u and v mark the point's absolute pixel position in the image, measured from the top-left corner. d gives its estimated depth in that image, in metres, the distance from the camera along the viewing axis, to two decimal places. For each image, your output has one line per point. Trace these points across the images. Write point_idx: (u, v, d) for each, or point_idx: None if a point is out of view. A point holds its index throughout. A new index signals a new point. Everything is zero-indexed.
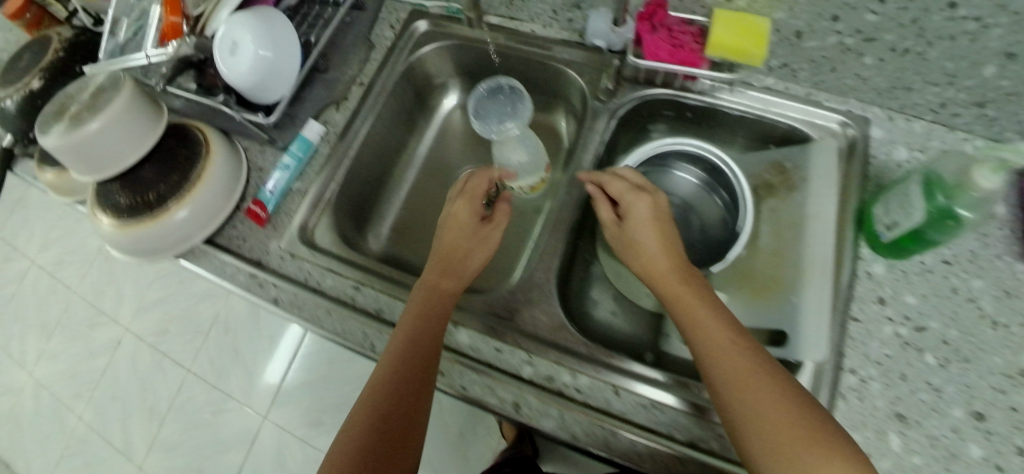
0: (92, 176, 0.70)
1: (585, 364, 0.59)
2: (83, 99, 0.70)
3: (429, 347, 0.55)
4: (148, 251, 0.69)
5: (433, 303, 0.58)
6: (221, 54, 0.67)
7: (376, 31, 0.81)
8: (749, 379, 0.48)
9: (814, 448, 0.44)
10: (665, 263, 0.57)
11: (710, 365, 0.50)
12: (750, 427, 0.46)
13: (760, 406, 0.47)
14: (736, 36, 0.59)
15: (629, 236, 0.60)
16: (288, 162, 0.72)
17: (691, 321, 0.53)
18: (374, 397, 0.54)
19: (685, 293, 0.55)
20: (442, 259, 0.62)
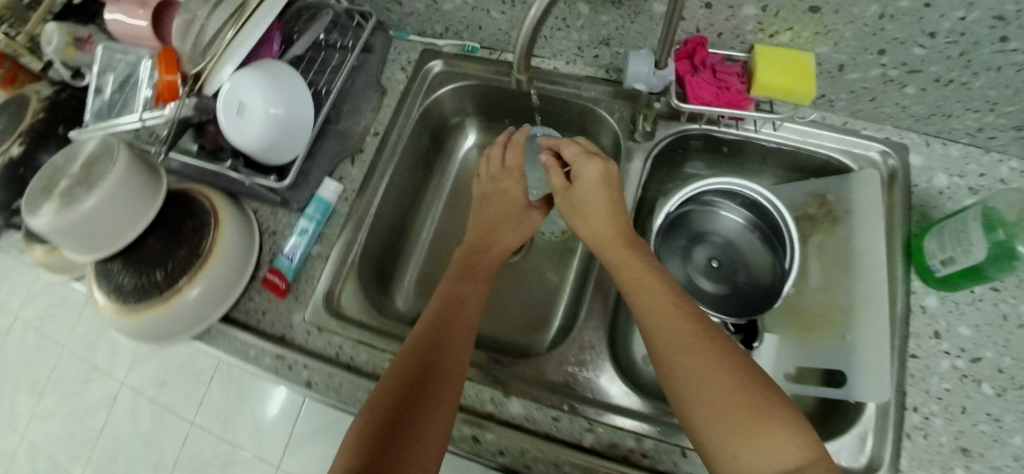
0: (88, 256, 0.62)
1: (563, 402, 0.59)
2: (73, 171, 0.62)
3: (465, 329, 0.57)
4: (157, 335, 0.63)
5: (473, 284, 0.62)
6: (226, 115, 0.61)
7: (387, 74, 0.78)
8: (695, 347, 0.49)
9: (755, 418, 0.44)
10: (613, 231, 0.59)
11: (656, 331, 0.52)
12: (689, 394, 0.47)
13: (704, 373, 0.47)
14: (782, 72, 0.57)
15: (576, 200, 0.63)
16: (306, 226, 0.68)
17: (640, 286, 0.55)
18: (397, 371, 0.52)
19: (635, 260, 0.57)
20: (479, 240, 0.66)
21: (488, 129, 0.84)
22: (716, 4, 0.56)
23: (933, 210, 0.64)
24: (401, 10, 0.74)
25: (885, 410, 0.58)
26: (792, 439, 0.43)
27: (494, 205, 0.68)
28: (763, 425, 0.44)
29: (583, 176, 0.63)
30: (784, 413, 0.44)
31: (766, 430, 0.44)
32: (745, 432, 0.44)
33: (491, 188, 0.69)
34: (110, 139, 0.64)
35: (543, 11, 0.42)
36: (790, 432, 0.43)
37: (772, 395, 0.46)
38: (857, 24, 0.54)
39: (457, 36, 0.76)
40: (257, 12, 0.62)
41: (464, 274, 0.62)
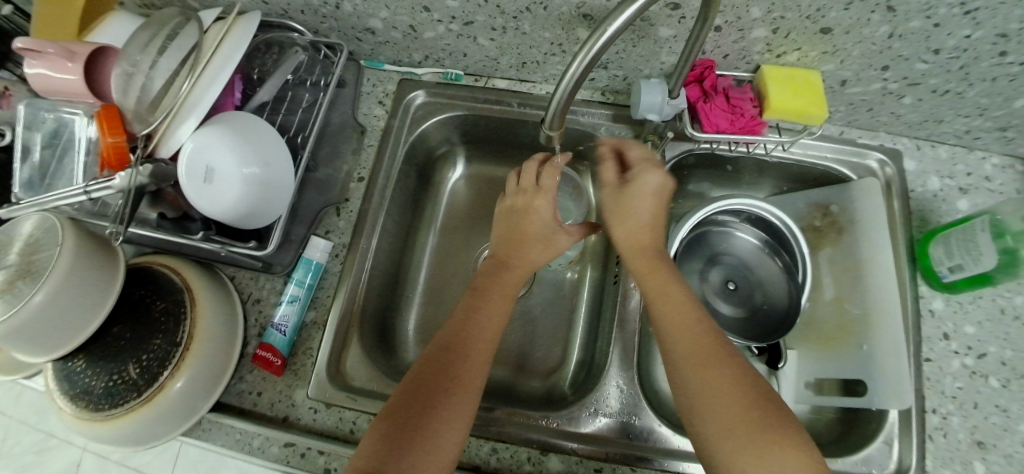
0: (43, 357, 0.52)
1: (565, 440, 0.57)
2: (9, 261, 0.51)
3: (484, 354, 0.53)
4: (142, 437, 0.55)
5: (494, 299, 0.57)
6: (190, 184, 0.53)
7: (363, 109, 0.72)
8: (711, 357, 0.49)
9: (764, 431, 0.44)
10: (648, 240, 0.58)
11: (672, 338, 0.51)
12: (699, 400, 0.48)
13: (718, 384, 0.48)
14: (795, 95, 0.58)
15: (625, 200, 0.59)
16: (295, 293, 0.63)
17: (663, 290, 0.54)
18: (403, 402, 0.49)
19: (661, 268, 0.56)
20: (503, 255, 0.61)
21: (475, 157, 0.80)
22: (727, 27, 0.55)
23: (931, 214, 0.66)
24: (375, 40, 0.68)
25: (908, 415, 0.58)
26: (800, 456, 0.43)
27: (518, 223, 0.61)
28: (770, 438, 0.44)
29: (640, 185, 0.59)
30: (792, 428, 0.45)
31: (774, 444, 0.44)
32: (750, 445, 0.44)
33: (521, 207, 0.62)
34: (49, 216, 0.53)
35: (587, 67, 0.41)
36: (798, 449, 0.43)
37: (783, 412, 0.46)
38: (865, 43, 0.54)
39: (439, 64, 0.71)
40: (215, 57, 0.54)
41: (484, 290, 0.58)
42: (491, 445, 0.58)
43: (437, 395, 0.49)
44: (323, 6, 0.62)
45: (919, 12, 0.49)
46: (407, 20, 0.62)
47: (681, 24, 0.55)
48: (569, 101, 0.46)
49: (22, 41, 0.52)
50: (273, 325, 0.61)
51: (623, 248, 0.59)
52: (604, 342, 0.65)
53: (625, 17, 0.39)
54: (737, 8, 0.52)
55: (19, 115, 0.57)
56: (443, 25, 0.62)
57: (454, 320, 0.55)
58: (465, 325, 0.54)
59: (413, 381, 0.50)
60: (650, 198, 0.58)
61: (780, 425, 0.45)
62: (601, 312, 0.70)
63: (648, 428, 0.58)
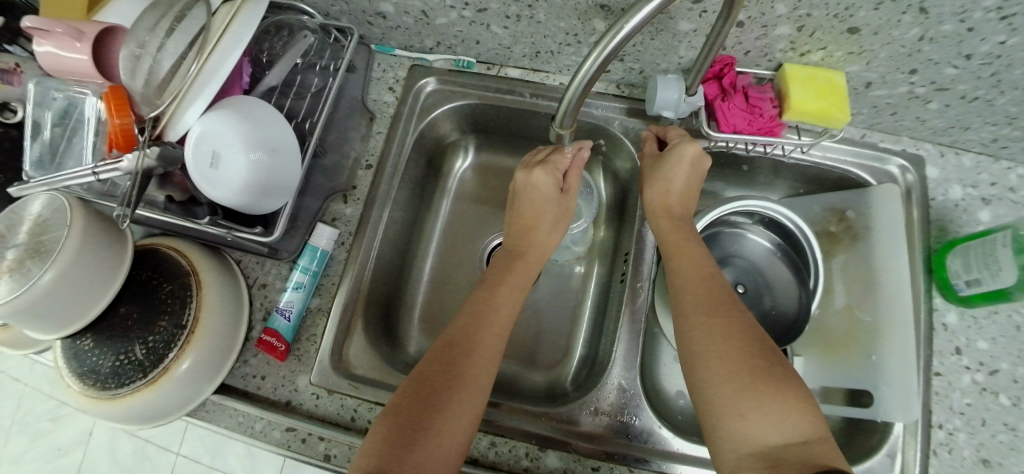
0: (52, 335, 0.53)
1: (564, 436, 0.57)
2: (18, 241, 0.51)
3: (496, 321, 0.55)
4: (149, 416, 0.56)
5: (503, 292, 0.57)
6: (198, 170, 0.53)
7: (373, 95, 0.72)
8: (724, 318, 0.50)
9: (768, 385, 0.45)
10: (679, 205, 0.59)
11: (688, 294, 0.53)
12: (704, 357, 0.48)
13: (728, 339, 0.48)
14: (816, 96, 0.56)
15: (664, 165, 0.59)
16: (300, 281, 0.63)
17: (686, 259, 0.55)
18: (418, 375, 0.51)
19: (685, 239, 0.56)
20: (518, 242, 0.61)
21: (484, 147, 0.79)
22: (749, 23, 0.53)
23: (950, 224, 0.64)
24: (385, 25, 0.66)
25: (913, 429, 0.57)
26: (802, 411, 0.44)
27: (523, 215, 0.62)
28: (774, 394, 0.44)
29: (677, 154, 0.58)
30: (794, 386, 0.45)
31: (781, 405, 0.44)
32: (755, 397, 0.44)
33: (522, 185, 0.62)
34: (59, 196, 0.53)
35: (601, 65, 0.40)
36: (799, 406, 0.44)
37: (789, 381, 0.45)
38: (893, 45, 0.53)
39: (450, 51, 0.70)
40: (224, 39, 0.52)
41: (496, 279, 0.58)
42: (489, 439, 0.58)
43: (440, 388, 0.49)
44: None
45: (953, 15, 0.47)
46: (419, 6, 0.61)
47: (702, 18, 0.53)
48: (583, 96, 0.44)
49: (32, 19, 0.52)
50: (278, 311, 0.62)
51: (650, 208, 0.60)
52: (607, 340, 0.65)
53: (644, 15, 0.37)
54: (762, 4, 0.50)
55: (30, 93, 0.57)
56: (456, 12, 0.60)
57: (462, 312, 0.56)
58: (476, 319, 0.54)
59: (417, 376, 0.51)
60: (685, 168, 0.57)
61: (784, 381, 0.45)
62: (606, 310, 0.69)
63: (646, 427, 0.58)
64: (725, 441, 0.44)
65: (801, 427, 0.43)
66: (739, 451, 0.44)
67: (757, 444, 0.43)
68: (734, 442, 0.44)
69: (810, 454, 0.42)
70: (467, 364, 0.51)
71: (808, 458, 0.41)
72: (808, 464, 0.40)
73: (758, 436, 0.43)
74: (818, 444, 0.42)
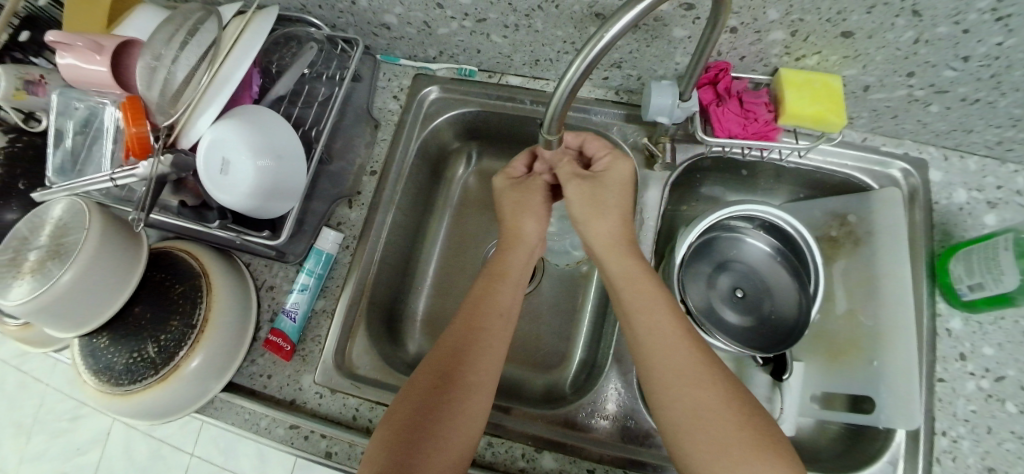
0: (69, 334, 0.56)
1: (560, 437, 0.58)
2: (41, 243, 0.54)
3: (477, 367, 0.52)
4: (160, 411, 0.59)
5: (501, 286, 0.57)
6: (208, 177, 0.55)
7: (378, 103, 0.74)
8: (707, 380, 0.47)
9: (758, 455, 0.43)
10: (621, 239, 0.56)
11: (659, 355, 0.49)
12: (690, 426, 0.46)
13: (712, 404, 0.46)
14: (812, 101, 0.56)
15: (601, 184, 0.57)
16: (306, 283, 0.65)
17: (643, 302, 0.52)
18: (427, 375, 0.51)
19: (640, 278, 0.53)
20: (495, 270, 0.58)
21: (487, 153, 0.81)
22: (742, 29, 0.54)
23: (955, 228, 0.63)
24: (390, 35, 0.69)
25: (915, 435, 0.57)
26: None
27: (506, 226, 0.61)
28: (756, 453, 0.44)
29: (611, 171, 0.57)
30: (782, 449, 0.44)
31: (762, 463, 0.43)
32: (735, 455, 0.44)
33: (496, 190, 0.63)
34: (79, 200, 0.55)
35: (585, 72, 0.41)
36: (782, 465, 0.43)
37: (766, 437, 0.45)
38: (889, 48, 0.53)
39: (453, 60, 0.71)
40: (234, 50, 0.55)
41: (470, 326, 0.54)
42: (485, 439, 0.59)
43: (447, 394, 0.50)
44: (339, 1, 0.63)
45: (947, 17, 0.48)
46: (421, 16, 0.63)
47: (695, 24, 0.54)
48: (567, 107, 0.45)
49: (54, 34, 0.55)
50: (284, 312, 0.63)
51: (595, 246, 0.57)
52: (606, 342, 0.65)
53: (622, 25, 0.38)
54: (754, 9, 0.51)
55: (53, 103, 0.60)
56: (456, 22, 0.62)
57: (432, 361, 0.52)
58: (451, 370, 0.51)
59: (424, 377, 0.51)
60: (620, 184, 0.57)
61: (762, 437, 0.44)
62: (606, 314, 0.70)
63: (643, 430, 0.59)
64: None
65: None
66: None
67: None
68: None
69: None
70: (449, 424, 0.48)
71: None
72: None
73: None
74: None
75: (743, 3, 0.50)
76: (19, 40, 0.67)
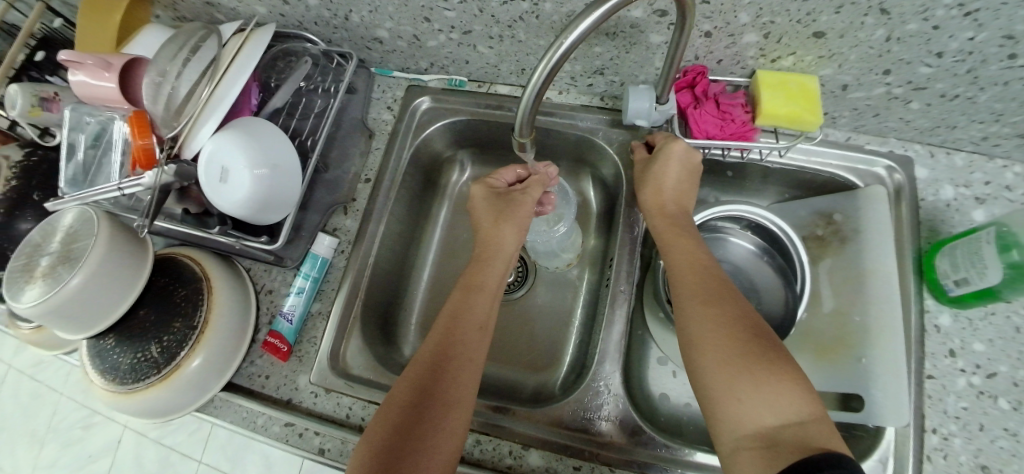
0: (77, 335, 0.58)
1: (546, 435, 0.59)
2: (52, 249, 0.57)
3: (458, 379, 0.53)
4: (162, 410, 0.61)
5: (479, 297, 0.59)
6: (208, 183, 0.58)
7: (372, 114, 0.77)
8: (725, 308, 0.50)
9: (772, 379, 0.44)
10: (672, 203, 0.60)
11: (685, 284, 0.53)
12: (703, 344, 0.49)
13: (727, 335, 0.48)
14: (787, 100, 0.58)
15: (654, 168, 0.61)
16: (302, 286, 0.67)
17: (679, 247, 0.56)
18: (410, 386, 0.52)
19: (676, 232, 0.58)
20: (468, 282, 0.60)
21: (479, 161, 0.83)
22: (716, 33, 0.56)
23: (942, 224, 0.63)
24: (383, 49, 0.72)
25: (905, 432, 0.56)
26: (798, 391, 0.44)
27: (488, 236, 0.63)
28: (769, 375, 0.45)
29: (664, 153, 0.60)
30: (791, 367, 0.45)
31: (773, 387, 0.44)
32: (747, 382, 0.45)
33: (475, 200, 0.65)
34: (88, 208, 0.59)
35: (548, 76, 0.44)
36: (793, 391, 0.44)
37: (781, 361, 0.46)
38: (862, 47, 0.54)
39: (444, 71, 0.74)
40: (232, 68, 0.59)
41: (447, 341, 0.55)
42: (474, 437, 0.61)
43: (433, 402, 0.51)
44: (333, 17, 0.66)
45: (915, 15, 0.48)
46: (410, 30, 0.66)
47: (669, 30, 0.55)
48: (535, 111, 0.48)
49: (67, 53, 0.59)
50: (281, 315, 0.66)
51: (646, 204, 0.62)
52: (594, 341, 0.67)
53: (583, 28, 0.41)
54: (725, 14, 0.53)
55: (66, 119, 0.64)
56: (444, 35, 0.65)
57: (408, 378, 0.53)
58: (429, 383, 0.52)
59: (414, 386, 0.52)
60: (675, 167, 0.60)
61: (774, 363, 0.45)
62: (594, 317, 0.71)
63: (631, 427, 0.59)
64: (726, 423, 0.45)
65: (798, 407, 0.43)
66: (737, 433, 0.44)
67: (754, 426, 0.44)
68: (731, 420, 0.45)
69: (804, 433, 0.42)
70: (429, 432, 0.49)
71: (805, 441, 0.41)
72: (806, 446, 0.41)
73: (755, 418, 0.44)
74: (815, 424, 0.42)
75: (714, 7, 0.52)
76: (34, 60, 0.73)
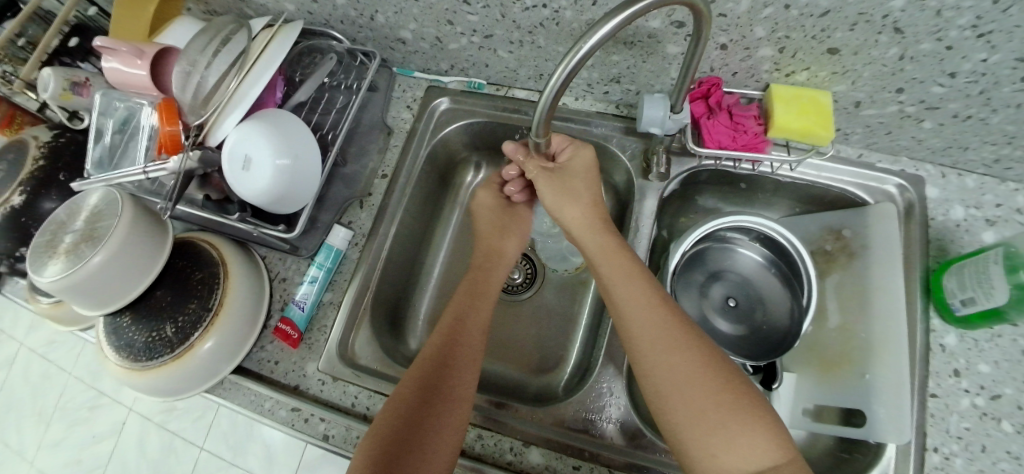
0: (96, 312, 0.60)
1: (550, 432, 0.60)
2: (77, 227, 0.59)
3: (463, 370, 0.56)
4: (173, 389, 0.63)
5: (479, 305, 0.62)
6: (232, 172, 0.60)
7: (392, 113, 0.79)
8: (676, 338, 0.50)
9: (745, 428, 0.45)
10: (590, 220, 0.60)
11: (641, 326, 0.51)
12: (666, 383, 0.48)
13: (694, 383, 0.47)
14: (799, 116, 0.59)
15: (567, 180, 0.62)
16: (315, 275, 0.69)
17: (624, 282, 0.54)
18: (418, 372, 0.55)
19: (621, 263, 0.56)
20: (473, 289, 0.64)
21: (493, 163, 0.84)
22: (732, 46, 0.57)
23: (951, 244, 0.63)
24: (405, 49, 0.74)
25: (906, 450, 0.56)
26: (768, 439, 0.44)
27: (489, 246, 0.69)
28: (742, 424, 0.45)
29: (573, 162, 0.63)
30: (762, 417, 0.45)
31: (748, 436, 0.44)
32: (720, 432, 0.45)
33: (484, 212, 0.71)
34: (113, 190, 0.61)
35: (565, 80, 0.45)
36: (767, 437, 0.44)
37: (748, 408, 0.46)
38: (876, 65, 0.55)
39: (463, 73, 0.76)
40: (260, 61, 0.61)
41: (452, 336, 0.58)
42: (476, 432, 0.61)
43: (438, 394, 0.53)
44: (359, 17, 0.68)
45: (929, 34, 0.49)
46: (433, 32, 0.67)
47: (686, 41, 0.57)
48: (551, 115, 0.49)
49: (101, 39, 0.62)
50: (293, 302, 0.67)
51: (571, 228, 0.61)
52: (599, 343, 0.67)
53: (602, 34, 0.42)
54: (741, 27, 0.54)
55: (96, 104, 0.67)
56: (465, 38, 0.67)
57: (418, 366, 0.55)
58: (433, 375, 0.54)
59: (421, 375, 0.54)
60: (582, 171, 0.62)
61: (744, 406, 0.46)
62: (600, 320, 0.72)
63: (634, 431, 0.60)
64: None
65: (772, 455, 0.44)
66: None
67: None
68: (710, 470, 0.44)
69: None
70: (435, 423, 0.51)
71: None
72: None
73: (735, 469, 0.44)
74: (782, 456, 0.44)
75: (730, 20, 0.53)
76: (69, 46, 0.76)
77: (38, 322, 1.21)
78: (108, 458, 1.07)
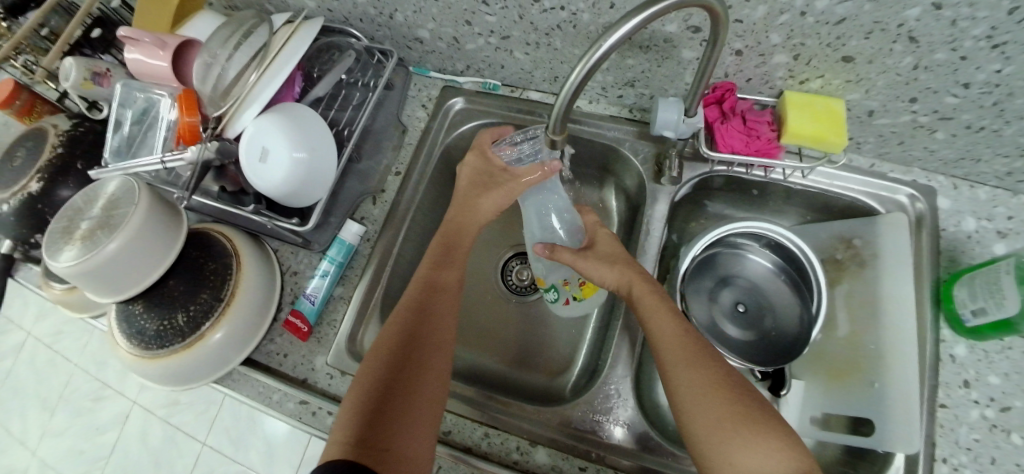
0: (109, 299, 0.61)
1: (556, 432, 0.60)
2: (94, 214, 0.60)
3: (428, 366, 0.54)
4: (180, 378, 0.63)
5: (442, 300, 0.59)
6: (249, 163, 0.61)
7: (407, 112, 0.80)
8: (697, 356, 0.52)
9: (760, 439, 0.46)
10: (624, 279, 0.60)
11: (666, 347, 0.53)
12: (687, 399, 0.50)
13: (711, 397, 0.49)
14: (813, 123, 0.59)
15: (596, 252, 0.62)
16: (327, 269, 0.69)
17: (650, 310, 0.56)
18: (380, 365, 0.53)
19: (648, 291, 0.57)
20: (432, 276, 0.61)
21: None
22: (747, 52, 0.58)
23: (962, 255, 0.63)
24: (422, 49, 0.75)
25: (914, 460, 0.56)
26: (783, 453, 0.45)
27: (463, 210, 0.66)
28: (757, 436, 0.46)
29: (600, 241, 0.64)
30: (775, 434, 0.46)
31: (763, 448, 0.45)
32: (737, 442, 0.46)
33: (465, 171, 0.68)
34: (131, 179, 0.61)
35: (581, 83, 0.46)
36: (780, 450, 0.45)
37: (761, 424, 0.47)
38: (890, 74, 0.55)
39: (479, 74, 0.77)
40: (280, 54, 0.62)
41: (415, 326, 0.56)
42: (483, 429, 0.62)
43: (404, 389, 0.51)
44: (379, 15, 0.70)
45: (944, 44, 0.50)
46: (450, 32, 0.68)
47: (702, 46, 0.57)
48: (566, 118, 0.50)
49: (124, 30, 0.63)
50: (304, 295, 0.68)
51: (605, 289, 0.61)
52: (606, 346, 0.67)
53: (620, 35, 0.43)
54: (757, 34, 0.55)
55: (116, 94, 0.68)
56: (483, 39, 0.68)
57: (379, 357, 0.54)
58: (400, 367, 0.53)
59: (384, 368, 0.52)
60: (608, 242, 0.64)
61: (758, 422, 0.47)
62: (609, 324, 0.72)
63: (641, 436, 0.60)
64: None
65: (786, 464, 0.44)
66: None
67: None
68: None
69: None
70: (404, 417, 0.50)
71: None
72: None
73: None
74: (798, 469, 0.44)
75: (746, 26, 0.54)
76: (90, 37, 0.78)
77: (47, 312, 1.22)
78: (110, 449, 1.08)
